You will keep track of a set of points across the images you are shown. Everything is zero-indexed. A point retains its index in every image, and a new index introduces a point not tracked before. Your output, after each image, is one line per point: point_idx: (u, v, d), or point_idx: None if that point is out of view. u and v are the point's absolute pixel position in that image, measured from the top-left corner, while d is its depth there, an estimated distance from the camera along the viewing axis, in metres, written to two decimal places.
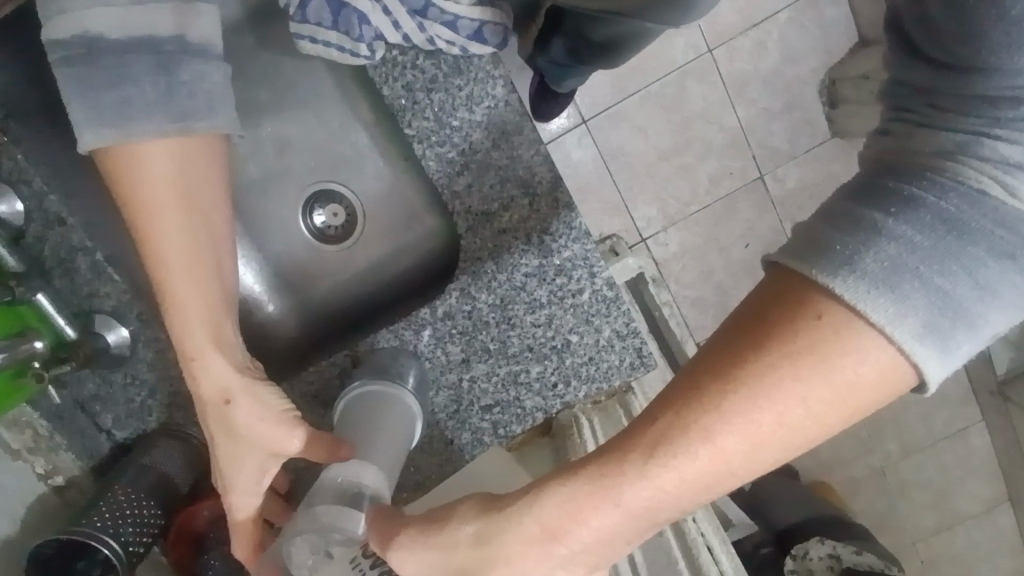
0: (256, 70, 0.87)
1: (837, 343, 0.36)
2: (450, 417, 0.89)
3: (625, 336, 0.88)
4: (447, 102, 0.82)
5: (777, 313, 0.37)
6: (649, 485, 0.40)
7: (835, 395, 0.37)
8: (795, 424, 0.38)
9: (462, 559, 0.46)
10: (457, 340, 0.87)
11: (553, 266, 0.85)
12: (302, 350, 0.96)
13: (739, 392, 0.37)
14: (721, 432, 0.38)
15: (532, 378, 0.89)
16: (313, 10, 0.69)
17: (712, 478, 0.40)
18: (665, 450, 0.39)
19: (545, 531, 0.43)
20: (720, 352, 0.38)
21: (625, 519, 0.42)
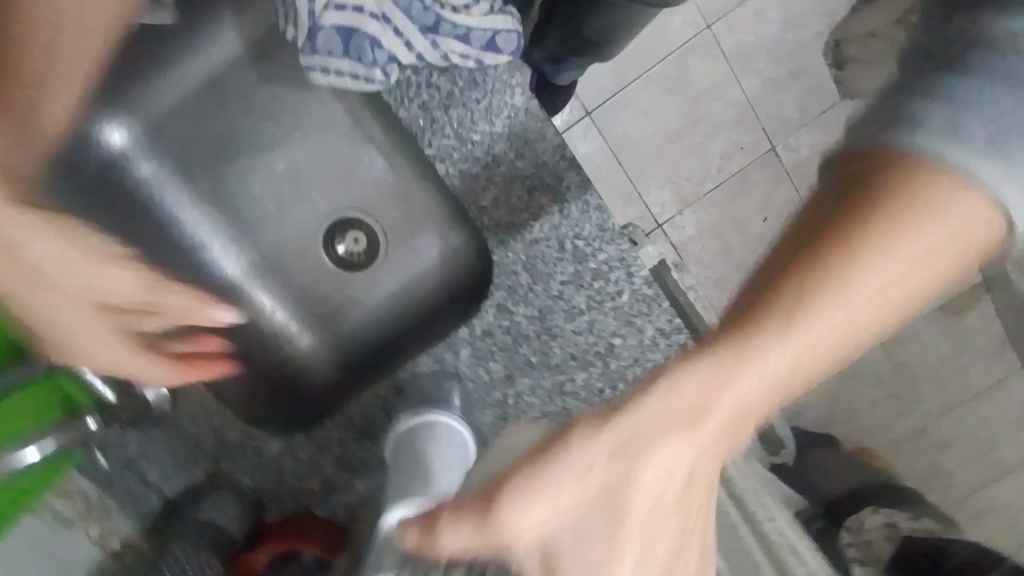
0: (265, 104, 0.86)
1: (922, 201, 0.44)
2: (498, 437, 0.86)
3: (670, 335, 0.85)
4: (465, 117, 0.85)
5: (884, 180, 0.44)
6: (766, 352, 0.46)
7: (932, 244, 0.45)
8: (913, 274, 0.45)
9: (598, 479, 0.49)
10: (498, 356, 0.86)
11: (589, 271, 0.83)
12: (336, 388, 0.91)
13: (840, 253, 0.45)
14: (852, 284, 0.45)
15: (578, 386, 0.86)
16: (323, 38, 0.64)
17: (831, 342, 0.46)
18: (799, 313, 0.45)
19: (681, 414, 0.48)
20: (823, 227, 0.46)
21: (761, 392, 0.48)
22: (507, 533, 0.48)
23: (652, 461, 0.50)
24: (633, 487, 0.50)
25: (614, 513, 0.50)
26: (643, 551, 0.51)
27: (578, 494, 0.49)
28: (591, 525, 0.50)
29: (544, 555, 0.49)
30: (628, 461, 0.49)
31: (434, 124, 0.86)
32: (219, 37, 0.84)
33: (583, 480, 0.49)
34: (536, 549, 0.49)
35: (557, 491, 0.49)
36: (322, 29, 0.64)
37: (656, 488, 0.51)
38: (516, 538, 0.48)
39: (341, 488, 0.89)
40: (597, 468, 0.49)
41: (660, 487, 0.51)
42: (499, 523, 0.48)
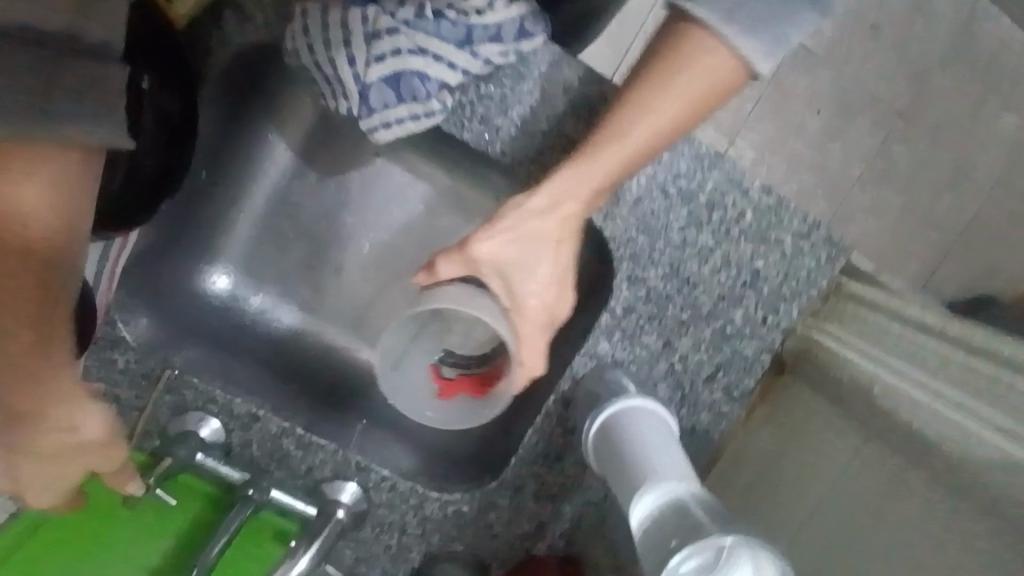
0: (335, 189, 0.88)
1: (685, 59, 0.52)
2: (680, 406, 0.83)
3: (810, 234, 0.80)
4: (503, 98, 0.74)
5: (678, 45, 0.52)
6: (598, 168, 0.56)
7: (687, 102, 0.54)
8: (687, 114, 0.54)
9: (537, 226, 0.58)
10: (649, 327, 0.81)
11: (704, 207, 0.78)
12: (500, 431, 0.87)
13: (636, 109, 0.54)
14: (633, 125, 0.54)
15: (738, 325, 0.81)
16: (375, 95, 0.66)
17: (636, 147, 0.55)
18: (610, 138, 0.55)
19: (554, 200, 0.57)
20: (653, 60, 0.54)
21: (618, 172, 0.57)
22: (480, 254, 0.58)
23: (554, 249, 0.59)
24: (540, 262, 0.59)
25: (517, 274, 0.59)
26: (549, 321, 0.63)
27: (496, 255, 0.58)
28: (525, 270, 0.59)
29: (503, 282, 0.60)
30: (540, 257, 0.59)
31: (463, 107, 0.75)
32: (270, 149, 0.85)
33: (503, 257, 0.58)
34: (509, 346, 0.63)
35: (489, 258, 0.58)
36: (372, 86, 0.65)
37: (558, 267, 0.60)
38: (479, 306, 0.62)
39: (553, 517, 0.85)
40: (523, 257, 0.58)
41: (554, 279, 0.60)
42: (459, 286, 0.62)
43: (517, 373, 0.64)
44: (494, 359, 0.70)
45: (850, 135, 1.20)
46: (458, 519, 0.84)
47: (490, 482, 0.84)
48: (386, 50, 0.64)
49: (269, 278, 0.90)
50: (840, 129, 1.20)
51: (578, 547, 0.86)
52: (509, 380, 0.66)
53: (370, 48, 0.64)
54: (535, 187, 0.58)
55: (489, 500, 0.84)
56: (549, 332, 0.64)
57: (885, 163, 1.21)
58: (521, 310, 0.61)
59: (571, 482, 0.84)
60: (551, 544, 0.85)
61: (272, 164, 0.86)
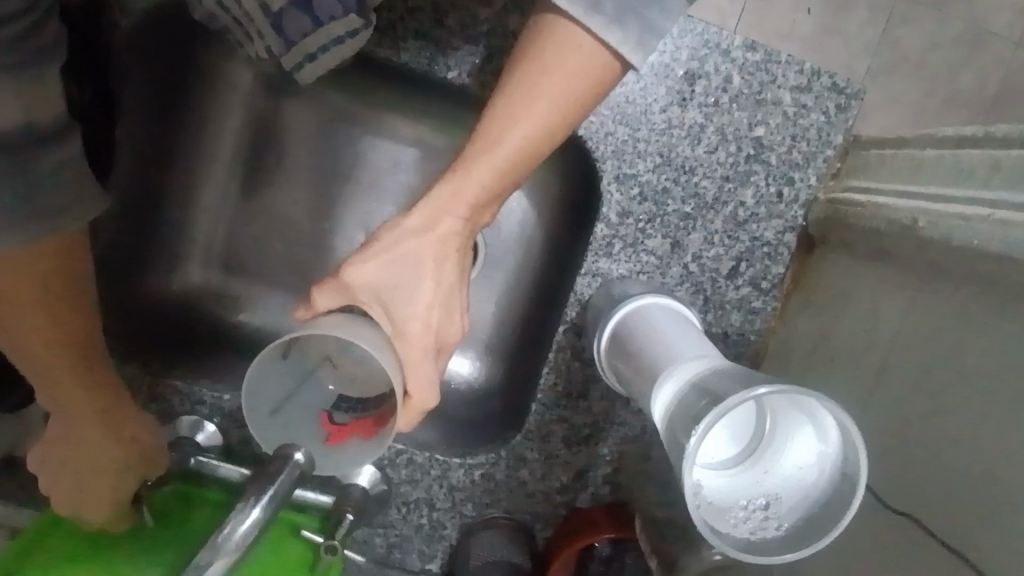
0: (292, 159, 0.81)
1: (550, 52, 0.47)
2: (705, 311, 0.73)
3: (810, 86, 0.70)
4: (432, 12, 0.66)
5: (548, 40, 0.47)
6: (471, 182, 0.50)
7: (563, 96, 0.48)
8: (561, 117, 0.49)
9: (412, 250, 0.51)
10: (651, 229, 0.72)
11: (683, 79, 0.69)
12: (515, 384, 0.81)
13: (507, 111, 0.48)
14: (507, 134, 0.48)
15: (752, 205, 0.72)
16: (291, 25, 0.61)
17: (515, 152, 0.49)
18: (483, 150, 0.49)
19: (427, 225, 0.51)
20: (522, 60, 0.48)
21: (484, 196, 0.51)
22: (346, 290, 0.50)
23: (436, 268, 0.52)
24: (421, 284, 0.52)
25: (394, 296, 0.51)
26: (438, 345, 0.53)
27: (375, 282, 0.50)
28: (409, 286, 0.51)
29: (383, 308, 0.51)
30: (420, 278, 0.51)
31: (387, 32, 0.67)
32: (218, 133, 0.79)
33: (378, 281, 0.50)
34: (390, 377, 0.49)
35: (366, 287, 0.50)
36: (284, 13, 0.60)
37: (441, 287, 0.53)
38: (364, 334, 0.48)
39: (593, 463, 0.76)
40: (400, 283, 0.51)
41: (439, 300, 0.53)
42: (338, 313, 0.50)
43: (412, 405, 0.51)
44: (380, 406, 0.52)
45: (847, 26, 1.11)
46: (488, 483, 0.76)
47: (514, 437, 0.76)
48: None
49: (240, 272, 0.82)
50: (833, 21, 1.11)
51: (627, 491, 0.77)
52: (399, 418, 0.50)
53: None
54: (410, 206, 0.52)
55: (517, 457, 0.75)
56: (438, 359, 0.54)
57: (887, 48, 1.13)
58: (403, 335, 0.51)
59: (605, 420, 0.75)
60: (595, 494, 0.77)
61: (223, 147, 0.80)
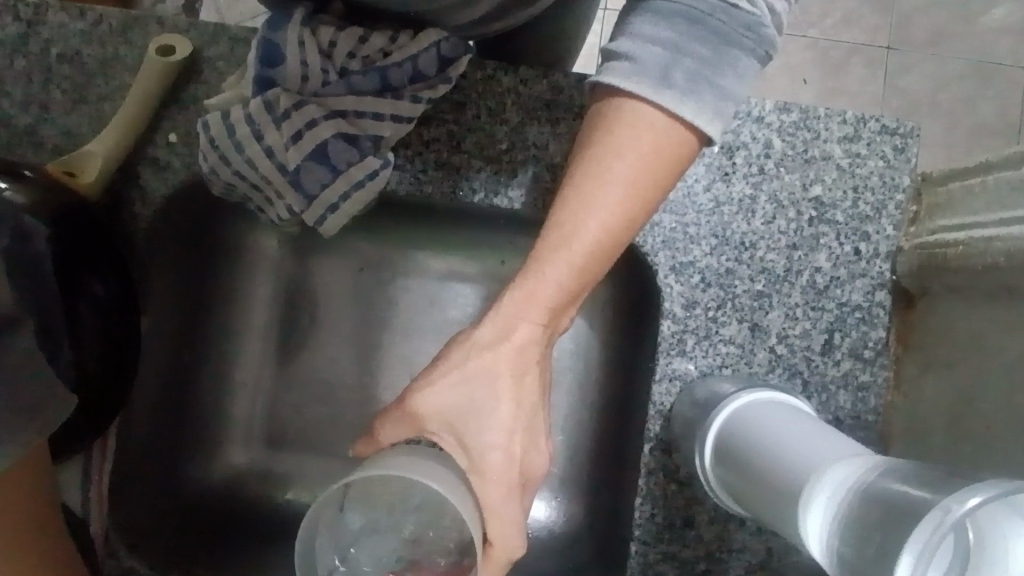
0: (326, 316, 0.77)
1: (615, 133, 0.41)
2: (806, 396, 0.64)
3: (858, 134, 0.65)
4: (452, 139, 0.64)
5: (613, 120, 0.41)
6: (541, 284, 0.43)
7: (639, 180, 0.41)
8: (639, 201, 0.42)
9: (489, 363, 0.45)
10: (724, 315, 0.64)
11: (721, 154, 0.64)
12: (607, 518, 0.70)
13: (578, 203, 0.42)
14: (579, 227, 0.42)
15: (829, 269, 0.64)
16: (309, 178, 0.59)
17: (592, 249, 0.42)
18: (550, 248, 0.42)
19: (497, 336, 0.45)
20: (587, 145, 0.42)
21: (561, 297, 0.44)
22: (425, 414, 0.45)
23: (514, 386, 0.45)
24: (498, 406, 0.45)
25: (467, 424, 0.45)
26: (523, 476, 0.45)
27: (452, 405, 0.45)
28: (486, 410, 0.45)
29: (458, 440, 0.45)
30: (499, 398, 0.45)
31: (409, 163, 0.64)
32: (247, 303, 0.76)
33: (450, 408, 0.45)
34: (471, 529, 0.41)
35: (438, 413, 0.45)
36: (300, 169, 0.59)
37: (522, 408, 0.45)
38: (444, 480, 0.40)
39: None
40: (479, 405, 0.45)
41: (519, 424, 0.45)
42: (404, 449, 0.43)
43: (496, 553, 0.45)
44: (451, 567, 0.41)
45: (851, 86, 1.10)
46: None
47: None
48: (300, 125, 0.57)
49: (284, 446, 0.76)
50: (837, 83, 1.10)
51: None
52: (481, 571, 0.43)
53: (282, 130, 0.57)
54: (481, 315, 0.46)
55: None
56: (524, 495, 0.46)
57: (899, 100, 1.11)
58: (483, 471, 0.44)
59: (720, 549, 0.64)
60: None
61: (254, 315, 0.77)
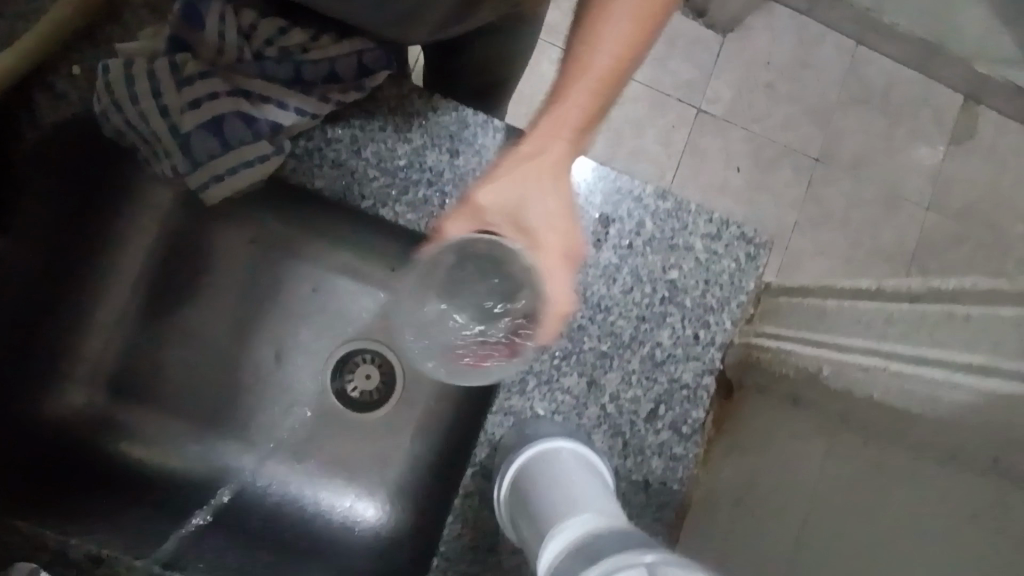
0: (205, 282, 0.79)
1: (603, 12, 0.54)
2: (624, 456, 0.69)
3: (720, 235, 0.72)
4: (354, 146, 0.67)
5: (597, 1, 0.54)
6: (569, 99, 0.56)
7: (655, 5, 0.54)
8: (657, 16, 0.55)
9: (524, 172, 0.57)
10: (567, 367, 0.69)
11: (597, 222, 0.70)
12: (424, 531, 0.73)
13: (590, 40, 0.55)
14: (597, 45, 0.55)
15: (669, 346, 0.70)
16: (199, 146, 0.61)
17: (612, 69, 0.56)
18: (577, 65, 0.56)
19: (556, 120, 0.57)
20: (590, 8, 0.55)
21: (593, 100, 0.57)
22: (474, 213, 0.58)
23: (559, 181, 0.58)
24: (548, 197, 0.58)
25: (522, 213, 0.58)
26: (574, 258, 0.60)
27: (502, 202, 0.58)
28: (538, 197, 0.58)
29: (514, 225, 0.58)
30: (540, 194, 0.58)
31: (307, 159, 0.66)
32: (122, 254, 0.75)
33: (503, 200, 0.57)
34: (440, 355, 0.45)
35: (495, 209, 0.58)
36: (192, 136, 0.61)
37: (564, 202, 0.59)
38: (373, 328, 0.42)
39: None
40: (529, 201, 0.58)
41: (563, 210, 0.59)
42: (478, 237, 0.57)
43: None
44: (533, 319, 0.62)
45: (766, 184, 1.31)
46: None
47: None
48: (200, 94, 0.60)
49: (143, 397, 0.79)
50: None
51: None
52: (547, 324, 0.61)
53: (181, 95, 0.60)
54: (524, 134, 0.58)
55: None
56: (572, 269, 0.60)
57: None
58: (540, 245, 0.59)
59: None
60: None
61: (126, 266, 0.76)
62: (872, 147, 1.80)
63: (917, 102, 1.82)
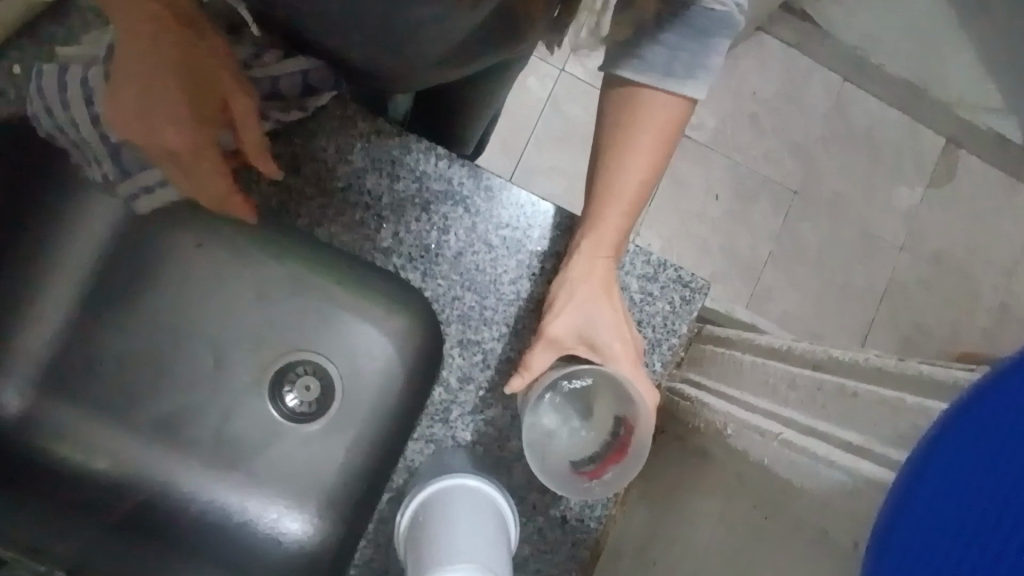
0: None
1: (626, 133, 0.65)
2: (543, 493, 0.69)
3: (656, 276, 0.72)
4: (297, 165, 0.68)
5: (620, 127, 0.65)
6: (607, 223, 0.66)
7: (657, 139, 0.65)
8: (669, 134, 0.65)
9: (581, 287, 0.66)
10: (492, 398, 0.70)
11: (533, 255, 0.71)
12: None
13: (615, 163, 0.66)
14: (624, 169, 0.66)
15: None
16: None
17: (633, 193, 0.67)
18: (608, 192, 0.67)
19: (598, 239, 0.66)
20: (612, 137, 0.66)
21: (626, 216, 0.67)
22: (544, 345, 0.65)
23: (609, 294, 0.66)
24: (604, 309, 0.66)
25: (589, 329, 0.66)
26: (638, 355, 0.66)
27: (572, 328, 0.66)
28: (598, 310, 0.66)
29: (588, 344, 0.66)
30: (601, 309, 0.66)
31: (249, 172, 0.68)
32: None
33: (570, 321, 0.66)
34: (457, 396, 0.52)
35: (566, 331, 0.66)
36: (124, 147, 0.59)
37: (620, 310, 0.66)
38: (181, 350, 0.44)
39: None
40: (589, 322, 0.66)
41: (621, 319, 0.66)
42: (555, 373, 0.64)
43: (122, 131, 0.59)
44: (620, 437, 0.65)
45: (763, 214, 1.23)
46: None
47: None
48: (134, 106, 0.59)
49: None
50: None
51: None
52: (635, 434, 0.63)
53: (114, 104, 0.59)
54: (568, 259, 0.68)
55: None
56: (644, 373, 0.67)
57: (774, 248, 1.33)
58: (612, 357, 0.65)
59: None
60: None
61: None
62: (852, 185, 1.81)
63: (899, 142, 1.84)
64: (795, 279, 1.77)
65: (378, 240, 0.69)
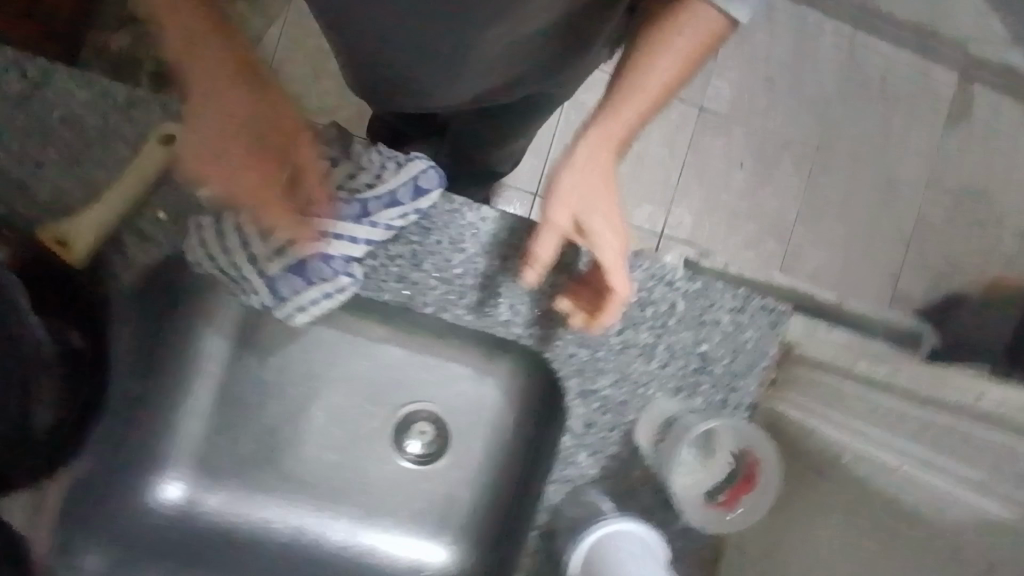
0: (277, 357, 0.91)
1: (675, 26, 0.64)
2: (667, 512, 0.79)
3: (744, 308, 0.80)
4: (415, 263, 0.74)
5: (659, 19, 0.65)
6: (616, 115, 0.67)
7: (692, 50, 0.64)
8: (707, 46, 0.65)
9: (572, 176, 0.69)
10: (614, 437, 0.78)
11: (634, 306, 0.78)
12: None
13: (653, 48, 0.65)
14: (660, 62, 0.65)
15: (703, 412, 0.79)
16: (283, 283, 0.68)
17: (656, 91, 0.67)
18: (618, 87, 0.67)
19: (599, 113, 0.68)
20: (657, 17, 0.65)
21: (642, 103, 0.67)
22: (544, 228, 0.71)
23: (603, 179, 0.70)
24: (605, 208, 0.71)
25: (583, 210, 0.71)
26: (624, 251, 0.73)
27: (571, 213, 0.71)
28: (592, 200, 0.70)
29: (579, 230, 0.72)
30: (596, 199, 0.71)
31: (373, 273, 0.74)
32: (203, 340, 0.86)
33: (574, 205, 0.70)
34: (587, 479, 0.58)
35: (566, 221, 0.71)
36: (277, 276, 0.68)
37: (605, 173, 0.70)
38: None
39: None
40: (588, 214, 0.71)
41: (620, 235, 0.72)
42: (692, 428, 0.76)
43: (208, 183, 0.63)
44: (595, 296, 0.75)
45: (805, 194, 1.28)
46: None
47: None
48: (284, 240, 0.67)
49: (237, 470, 0.91)
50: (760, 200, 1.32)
51: None
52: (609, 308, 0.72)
53: (267, 242, 0.67)
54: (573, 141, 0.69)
55: None
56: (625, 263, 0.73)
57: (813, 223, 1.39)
58: (597, 245, 0.71)
59: None
60: None
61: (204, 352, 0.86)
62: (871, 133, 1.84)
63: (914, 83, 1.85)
64: (823, 236, 1.83)
65: (499, 315, 0.77)
